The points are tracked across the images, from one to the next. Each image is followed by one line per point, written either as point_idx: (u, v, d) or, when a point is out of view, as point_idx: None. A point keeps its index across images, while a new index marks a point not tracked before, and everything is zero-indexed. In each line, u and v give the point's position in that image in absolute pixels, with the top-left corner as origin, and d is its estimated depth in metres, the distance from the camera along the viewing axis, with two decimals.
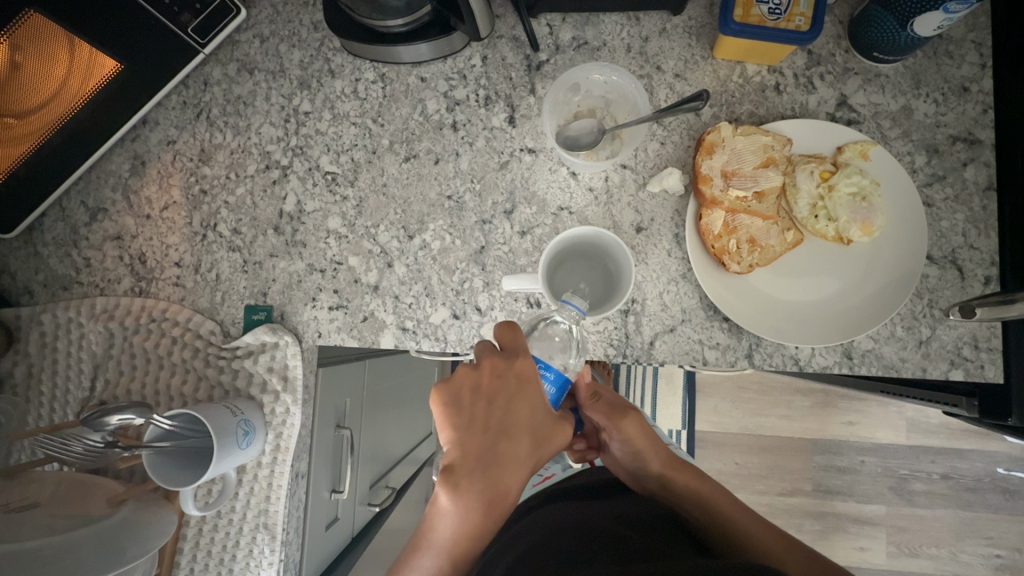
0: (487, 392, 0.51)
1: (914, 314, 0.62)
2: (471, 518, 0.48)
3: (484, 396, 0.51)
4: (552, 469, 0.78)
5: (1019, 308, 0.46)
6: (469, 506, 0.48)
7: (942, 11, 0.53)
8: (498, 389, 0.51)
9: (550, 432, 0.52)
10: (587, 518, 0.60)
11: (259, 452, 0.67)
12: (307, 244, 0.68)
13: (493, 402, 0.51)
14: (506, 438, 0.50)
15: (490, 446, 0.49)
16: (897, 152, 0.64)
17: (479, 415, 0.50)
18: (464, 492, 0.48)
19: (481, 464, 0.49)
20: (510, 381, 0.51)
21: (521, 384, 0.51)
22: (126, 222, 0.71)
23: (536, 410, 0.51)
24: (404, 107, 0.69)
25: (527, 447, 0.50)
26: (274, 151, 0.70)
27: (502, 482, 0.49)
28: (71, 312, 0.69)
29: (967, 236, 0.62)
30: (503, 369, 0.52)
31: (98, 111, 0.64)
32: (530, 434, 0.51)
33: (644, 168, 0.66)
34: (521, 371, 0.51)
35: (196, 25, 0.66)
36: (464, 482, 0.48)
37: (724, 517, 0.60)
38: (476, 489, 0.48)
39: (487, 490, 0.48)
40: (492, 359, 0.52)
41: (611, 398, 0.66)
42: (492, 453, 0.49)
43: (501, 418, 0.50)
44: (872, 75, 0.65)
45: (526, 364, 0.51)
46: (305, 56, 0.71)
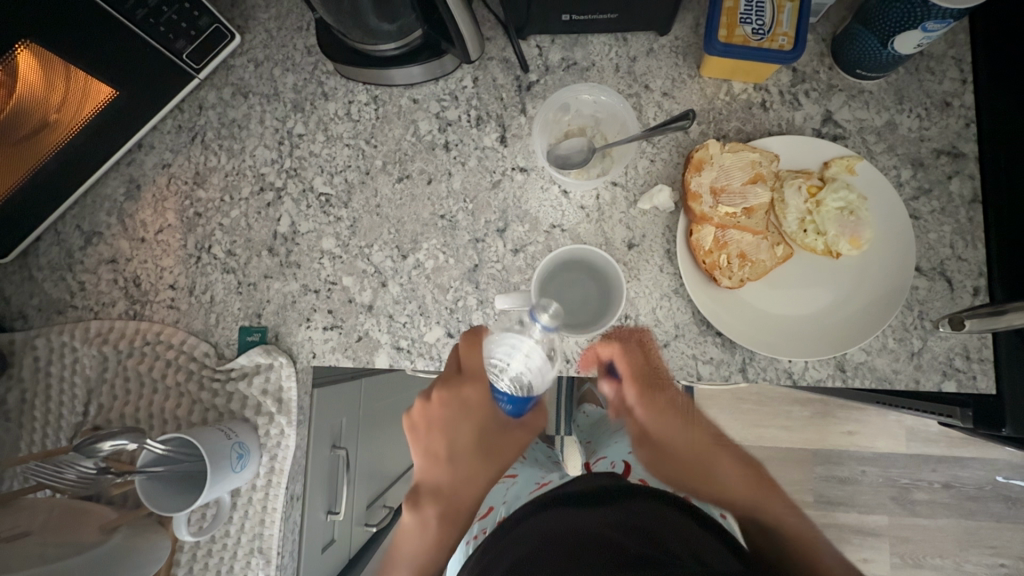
0: (441, 421, 0.64)
1: (905, 325, 0.62)
2: (431, 527, 0.62)
3: (439, 425, 0.65)
4: (548, 476, 0.70)
5: (1010, 320, 0.49)
6: (429, 519, 0.62)
7: (920, 30, 0.55)
8: (450, 416, 0.64)
9: (500, 438, 0.66)
10: (612, 528, 0.48)
11: (254, 475, 0.66)
12: (301, 265, 0.69)
13: (447, 428, 0.65)
14: (461, 453, 0.65)
15: (448, 463, 0.65)
16: (883, 166, 0.65)
17: (437, 441, 0.65)
18: (426, 505, 0.63)
19: (440, 483, 0.64)
20: (456, 408, 0.64)
21: (466, 409, 0.64)
22: (120, 245, 0.71)
23: (482, 429, 0.65)
24: (397, 128, 0.70)
25: (478, 456, 0.66)
26: (269, 173, 0.71)
27: (460, 492, 0.64)
28: (64, 337, 0.69)
29: (955, 248, 0.63)
30: (452, 399, 0.63)
31: (93, 135, 0.65)
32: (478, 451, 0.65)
33: (635, 185, 0.66)
34: (467, 397, 0.63)
35: (191, 51, 0.68)
36: (426, 499, 0.63)
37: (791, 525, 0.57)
38: (435, 505, 0.63)
39: (445, 503, 0.63)
40: (443, 385, 0.63)
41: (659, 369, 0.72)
42: (449, 470, 0.65)
43: (453, 442, 0.65)
44: (856, 91, 0.66)
45: (470, 392, 0.62)
46: (299, 80, 0.72)
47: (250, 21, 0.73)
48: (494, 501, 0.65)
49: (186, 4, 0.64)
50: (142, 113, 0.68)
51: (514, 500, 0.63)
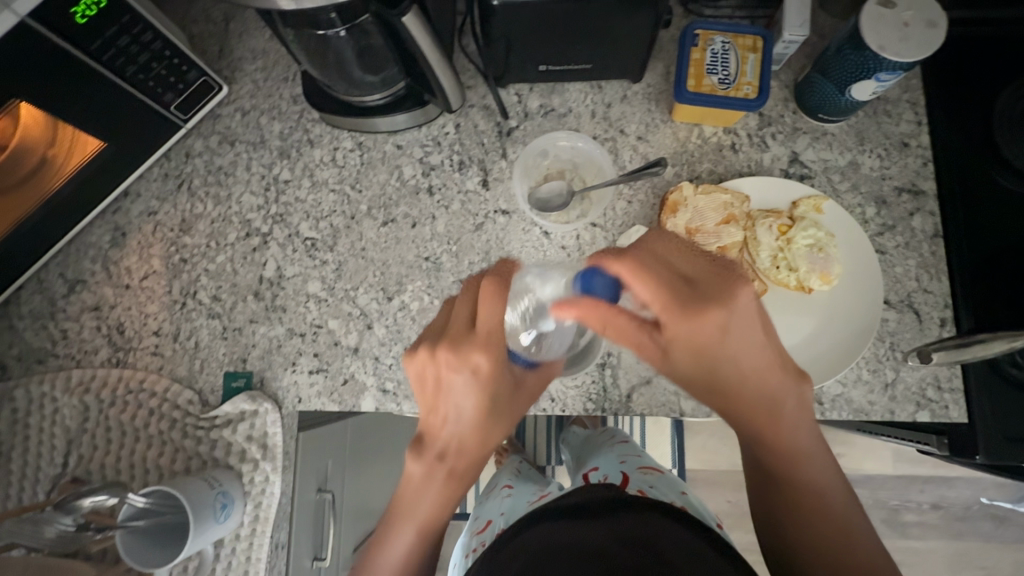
0: (448, 382, 0.53)
1: (878, 357, 0.64)
2: (435, 488, 0.57)
3: (441, 385, 0.53)
4: (547, 489, 0.76)
5: (976, 351, 0.56)
6: (434, 484, 0.56)
7: (874, 80, 0.59)
8: (452, 379, 0.52)
9: (515, 401, 0.57)
10: (616, 542, 0.44)
11: (237, 524, 0.65)
12: (287, 309, 0.69)
13: (450, 393, 0.53)
14: (471, 419, 0.54)
15: (452, 429, 0.55)
16: (849, 204, 0.68)
17: (439, 404, 0.54)
18: (429, 470, 0.56)
19: (445, 450, 0.56)
20: (464, 373, 0.52)
21: (474, 376, 0.52)
22: (104, 292, 0.71)
23: (494, 394, 0.54)
24: (381, 173, 0.72)
25: (489, 427, 0.55)
26: (254, 219, 0.72)
27: (465, 458, 0.56)
28: (45, 386, 0.68)
29: (921, 281, 0.65)
30: (457, 360, 0.52)
31: (80, 185, 0.67)
32: (488, 419, 0.55)
33: (613, 225, 0.68)
34: (473, 364, 0.51)
35: (179, 102, 0.69)
36: (428, 463, 0.56)
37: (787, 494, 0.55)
38: (439, 470, 0.56)
39: (449, 468, 0.56)
40: (450, 339, 0.52)
41: (721, 277, 0.47)
42: (455, 435, 0.56)
43: (457, 406, 0.54)
44: (819, 133, 0.69)
45: (479, 359, 0.51)
46: (285, 127, 0.74)
47: (238, 73, 0.75)
48: (493, 515, 0.72)
49: (174, 60, 0.65)
50: (129, 162, 0.70)
51: (511, 511, 0.71)
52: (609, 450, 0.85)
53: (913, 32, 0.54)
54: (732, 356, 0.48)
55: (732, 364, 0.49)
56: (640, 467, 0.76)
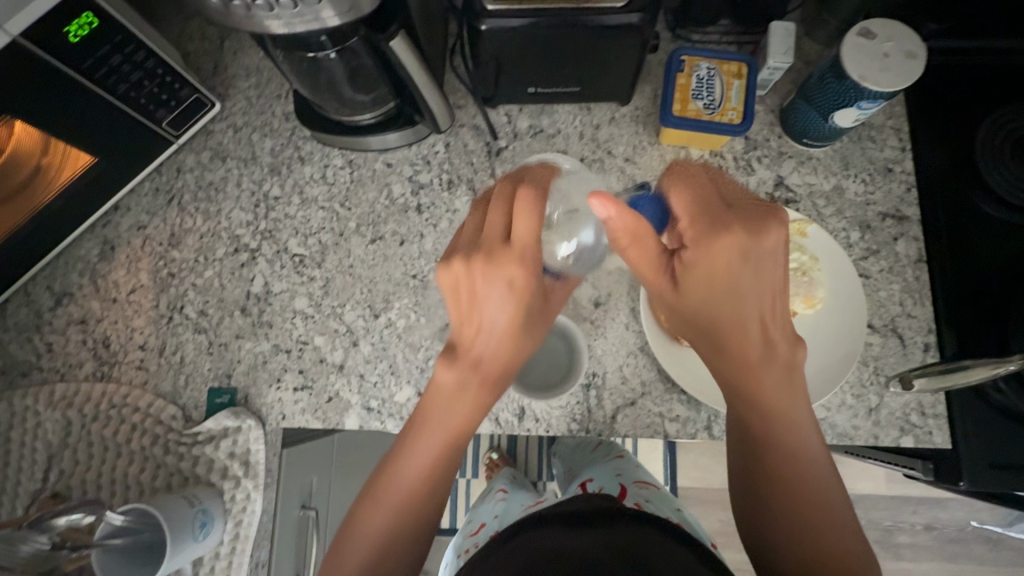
0: (483, 291, 0.51)
1: (862, 381, 0.64)
2: (460, 404, 0.53)
3: (476, 292, 0.51)
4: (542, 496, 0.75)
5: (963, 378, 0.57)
6: (458, 401, 0.53)
7: (856, 108, 0.60)
8: (488, 285, 0.50)
9: (548, 314, 0.56)
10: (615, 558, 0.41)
11: (217, 543, 0.65)
12: (273, 325, 0.69)
13: (483, 302, 0.51)
14: (505, 330, 0.52)
15: (481, 343, 0.53)
16: (833, 228, 0.68)
17: (470, 316, 0.52)
18: (456, 384, 0.53)
19: (473, 368, 0.53)
20: (500, 280, 0.50)
21: (509, 283, 0.50)
22: (91, 306, 0.71)
23: (525, 307, 0.52)
24: (370, 191, 0.73)
25: (522, 339, 0.53)
26: (243, 235, 0.72)
27: (499, 371, 0.54)
28: (28, 400, 0.68)
29: (905, 306, 0.66)
30: (497, 260, 0.50)
31: (70, 199, 0.67)
32: (521, 331, 0.53)
33: None
34: (510, 272, 0.50)
35: (171, 118, 0.70)
36: (455, 378, 0.53)
37: (799, 471, 0.52)
38: (467, 384, 0.53)
39: (476, 387, 0.53)
40: (488, 247, 0.50)
41: (740, 203, 0.49)
42: (484, 348, 0.53)
43: (488, 318, 0.52)
44: (804, 158, 0.70)
45: (516, 266, 0.50)
46: (276, 144, 0.74)
47: (231, 90, 0.76)
48: (487, 518, 0.72)
49: (166, 78, 0.66)
50: (120, 177, 0.70)
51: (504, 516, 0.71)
52: (604, 460, 0.82)
53: (892, 62, 0.55)
54: (741, 297, 0.49)
55: (735, 304, 0.49)
56: (635, 481, 0.73)
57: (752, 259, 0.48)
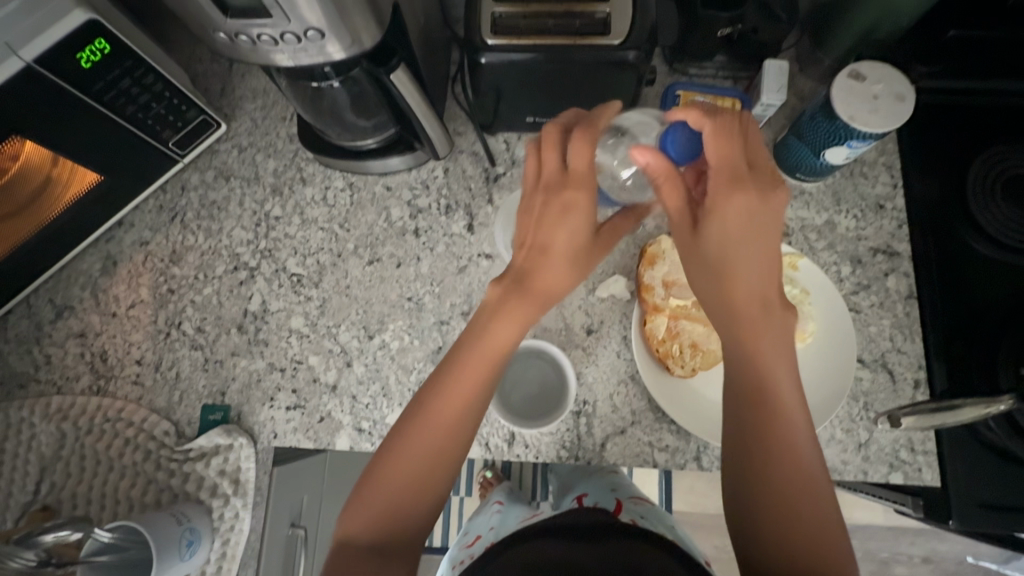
0: (551, 203, 0.53)
1: (852, 416, 0.64)
2: (507, 319, 0.54)
3: (539, 207, 0.53)
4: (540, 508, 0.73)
5: (963, 415, 0.56)
6: (502, 321, 0.54)
7: (846, 146, 0.61)
8: (549, 200, 0.53)
9: (603, 238, 0.56)
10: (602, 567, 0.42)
11: (204, 561, 0.65)
12: (268, 343, 0.70)
13: (542, 218, 0.53)
14: (562, 250, 0.54)
15: (536, 261, 0.54)
16: (825, 262, 0.69)
17: (530, 232, 0.54)
18: (506, 305, 0.54)
19: (523, 287, 0.54)
20: (556, 198, 0.53)
21: (566, 205, 0.52)
22: (91, 319, 0.72)
23: (578, 229, 0.53)
24: (369, 214, 0.74)
25: (577, 259, 0.54)
26: (243, 253, 0.73)
27: (554, 289, 0.55)
28: (24, 412, 0.68)
29: (895, 341, 0.66)
30: (557, 180, 0.53)
31: (75, 216, 0.68)
32: (572, 248, 0.54)
33: (594, 274, 0.70)
34: (568, 194, 0.52)
35: (177, 138, 0.71)
36: (504, 299, 0.54)
37: (797, 453, 0.48)
38: (513, 304, 0.54)
39: (525, 308, 0.54)
40: (550, 173, 0.54)
41: (758, 161, 0.51)
42: (538, 261, 0.54)
43: (542, 235, 0.53)
44: (797, 192, 0.71)
45: (575, 189, 0.52)
46: (279, 165, 0.76)
47: (237, 111, 0.78)
48: (482, 530, 0.71)
49: (174, 100, 0.68)
50: (125, 194, 0.72)
51: (500, 528, 0.70)
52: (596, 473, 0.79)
53: (881, 104, 0.57)
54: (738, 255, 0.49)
55: (743, 252, 0.49)
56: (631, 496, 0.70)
57: (759, 219, 0.49)
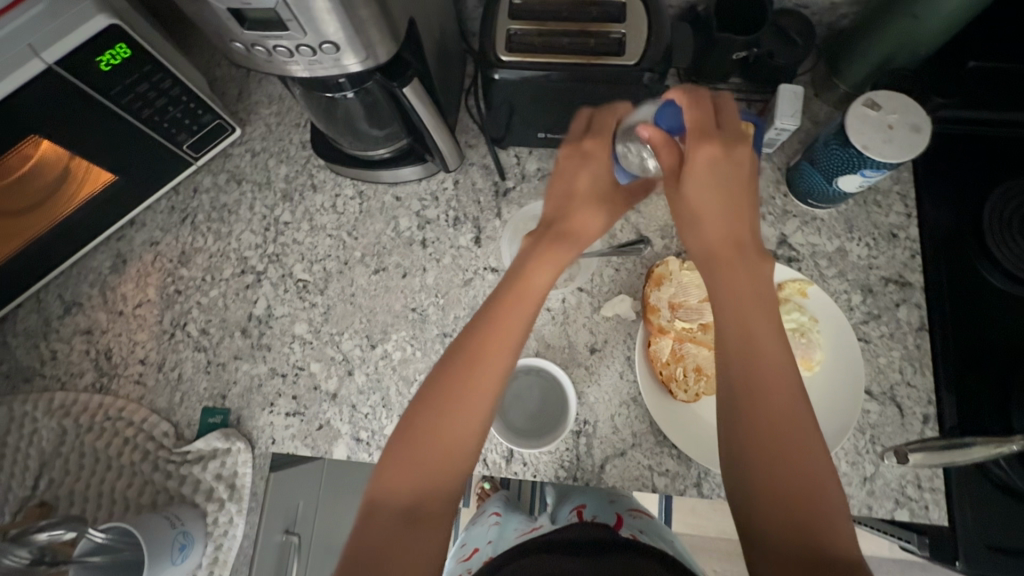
0: (576, 158, 0.57)
1: (858, 449, 0.63)
2: (542, 260, 0.55)
3: (569, 160, 0.58)
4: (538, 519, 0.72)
5: (978, 452, 0.55)
6: (532, 263, 0.55)
7: (859, 175, 0.60)
8: (575, 156, 0.57)
9: (626, 194, 0.58)
10: None
11: (196, 565, 0.65)
12: (271, 348, 0.70)
13: (569, 170, 0.58)
14: (587, 194, 0.57)
15: (565, 207, 0.57)
16: (835, 290, 0.68)
17: (558, 185, 0.58)
18: (537, 246, 0.56)
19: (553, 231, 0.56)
20: (579, 153, 0.57)
21: (586, 157, 0.57)
22: (98, 317, 0.73)
23: (601, 177, 0.57)
24: (378, 223, 0.74)
25: (600, 209, 0.57)
26: (251, 257, 0.74)
27: (583, 234, 0.57)
28: (27, 406, 0.69)
29: (904, 374, 0.65)
30: (579, 141, 0.58)
31: (88, 215, 0.69)
32: (597, 196, 0.57)
33: (599, 292, 0.69)
34: (589, 147, 0.57)
35: (191, 141, 0.72)
36: (533, 244, 0.56)
37: (785, 408, 0.45)
38: (541, 246, 0.56)
39: (551, 253, 0.55)
40: (575, 134, 0.58)
41: (730, 113, 0.50)
42: (565, 210, 0.57)
43: (569, 184, 0.57)
44: (808, 218, 0.70)
45: (597, 141, 0.57)
46: (291, 170, 0.77)
47: (252, 116, 0.79)
48: (479, 543, 0.71)
49: (191, 105, 0.69)
50: (138, 195, 0.72)
51: (499, 540, 0.69)
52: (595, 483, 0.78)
53: (896, 133, 0.56)
54: (706, 209, 0.50)
55: (721, 204, 0.49)
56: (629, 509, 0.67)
57: (727, 170, 0.48)
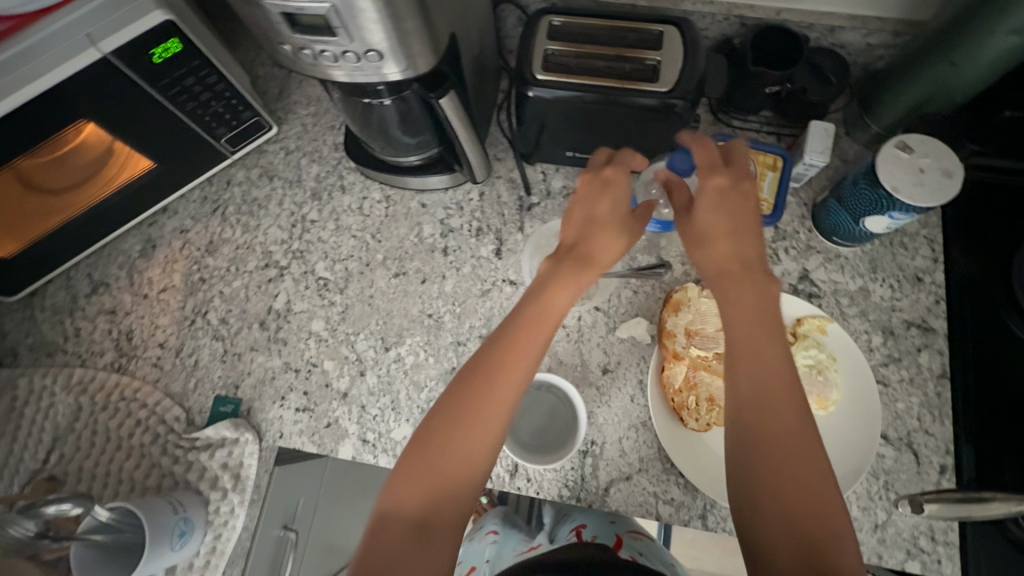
0: (597, 186, 0.57)
1: (870, 494, 0.61)
2: (563, 282, 0.55)
3: (591, 187, 0.58)
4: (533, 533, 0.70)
5: (998, 509, 0.53)
6: (554, 283, 0.55)
7: (887, 216, 0.60)
8: (596, 183, 0.58)
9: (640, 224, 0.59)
10: None
11: (194, 553, 0.65)
12: (287, 342, 0.71)
13: (587, 198, 0.58)
14: (606, 221, 0.57)
15: (585, 231, 0.57)
16: (855, 329, 0.67)
17: (577, 211, 0.58)
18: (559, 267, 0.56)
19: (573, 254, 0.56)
20: (599, 181, 0.58)
21: (608, 185, 0.57)
22: (123, 298, 0.75)
23: (619, 205, 0.57)
24: (402, 228, 0.75)
25: (619, 236, 0.57)
26: (276, 252, 0.75)
27: (601, 260, 0.56)
28: (47, 380, 0.70)
29: (923, 421, 0.63)
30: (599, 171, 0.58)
31: (124, 199, 0.72)
32: (616, 225, 0.57)
33: (616, 313, 0.69)
34: (609, 176, 0.57)
35: (230, 135, 0.74)
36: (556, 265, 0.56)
37: (795, 424, 0.45)
38: (562, 267, 0.56)
39: (571, 275, 0.55)
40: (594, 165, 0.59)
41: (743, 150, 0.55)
42: (585, 233, 0.57)
43: (588, 210, 0.57)
44: (832, 255, 0.70)
45: (617, 171, 0.58)
46: (322, 170, 0.78)
47: (289, 115, 0.81)
48: (478, 560, 0.72)
49: (233, 101, 0.71)
50: (173, 183, 0.75)
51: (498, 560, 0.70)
52: None
53: (928, 177, 0.56)
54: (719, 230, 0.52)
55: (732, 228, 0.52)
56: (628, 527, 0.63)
57: (737, 199, 0.53)
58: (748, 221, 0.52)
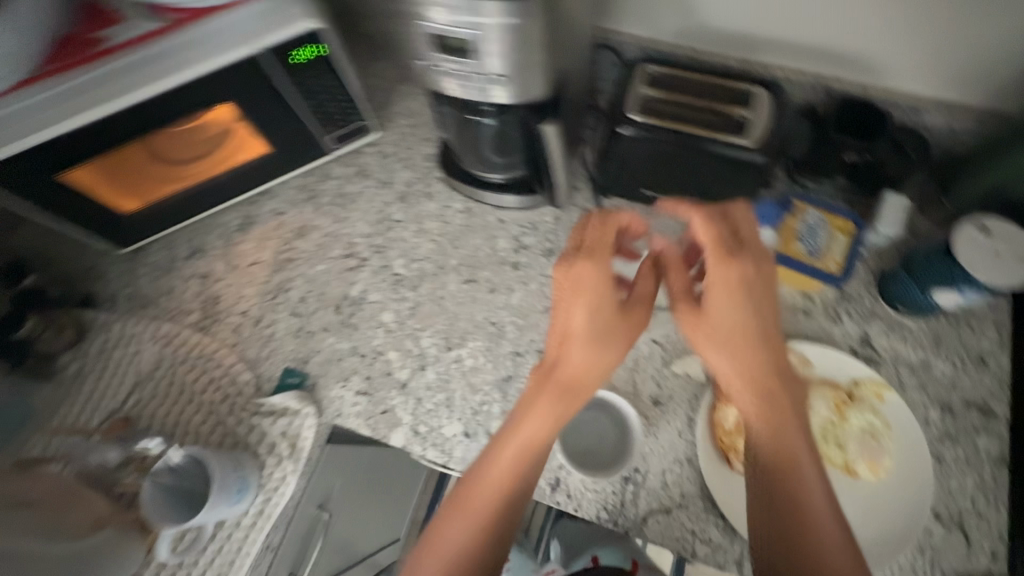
0: (573, 300, 0.60)
1: (915, 569, 0.60)
2: (546, 404, 0.57)
3: (564, 296, 0.61)
4: None
5: None
6: (537, 402, 0.57)
7: (959, 290, 0.61)
8: (569, 295, 0.60)
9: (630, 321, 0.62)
10: None
11: (243, 511, 0.68)
12: (357, 328, 0.76)
13: (562, 306, 0.61)
14: (588, 340, 0.59)
15: (566, 350, 0.59)
16: (913, 401, 0.67)
17: (556, 324, 0.61)
18: (538, 391, 0.58)
19: (558, 374, 0.58)
20: (568, 291, 0.60)
21: (574, 296, 0.60)
22: (216, 265, 0.81)
23: (596, 316, 0.59)
24: (478, 238, 0.80)
25: (607, 350, 0.59)
26: (359, 244, 0.81)
27: (584, 378, 0.58)
28: (139, 328, 0.77)
29: (977, 503, 0.62)
30: (573, 276, 0.60)
31: (236, 176, 0.79)
32: (601, 338, 0.59)
33: (673, 348, 0.71)
34: (577, 286, 0.60)
35: (337, 135, 0.80)
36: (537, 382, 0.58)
37: (813, 510, 0.50)
38: (544, 384, 0.58)
39: (559, 382, 0.58)
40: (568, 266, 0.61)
41: (747, 230, 0.59)
42: (564, 349, 0.59)
43: (563, 326, 0.60)
44: (895, 325, 0.70)
45: (592, 278, 0.60)
46: (412, 176, 0.85)
47: (389, 123, 0.88)
48: None
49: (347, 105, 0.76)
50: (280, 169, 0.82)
51: None
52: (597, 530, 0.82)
53: (1004, 262, 0.57)
54: (738, 322, 0.56)
55: (743, 319, 0.56)
56: None
57: (752, 289, 0.57)
58: (756, 312, 0.56)
